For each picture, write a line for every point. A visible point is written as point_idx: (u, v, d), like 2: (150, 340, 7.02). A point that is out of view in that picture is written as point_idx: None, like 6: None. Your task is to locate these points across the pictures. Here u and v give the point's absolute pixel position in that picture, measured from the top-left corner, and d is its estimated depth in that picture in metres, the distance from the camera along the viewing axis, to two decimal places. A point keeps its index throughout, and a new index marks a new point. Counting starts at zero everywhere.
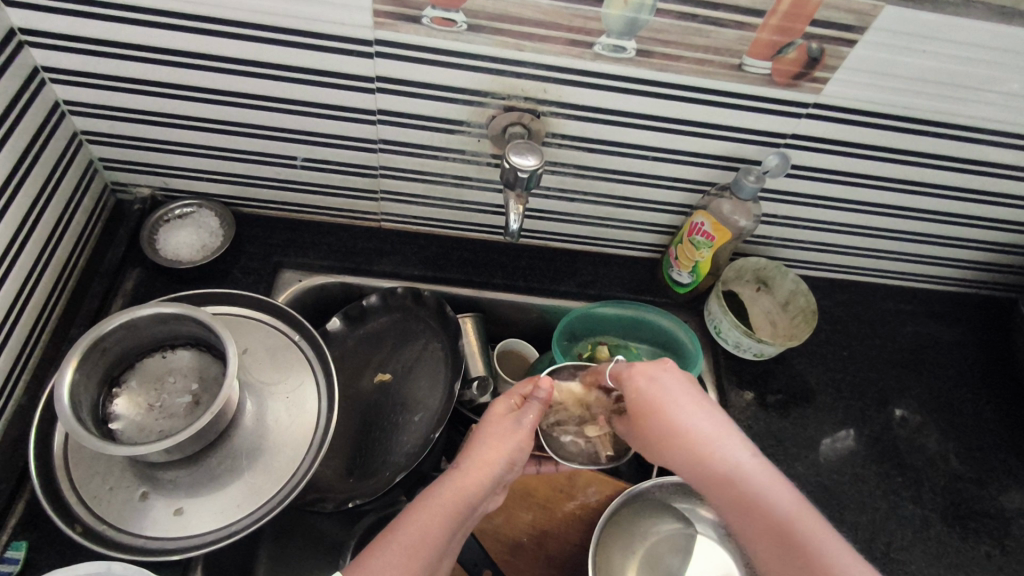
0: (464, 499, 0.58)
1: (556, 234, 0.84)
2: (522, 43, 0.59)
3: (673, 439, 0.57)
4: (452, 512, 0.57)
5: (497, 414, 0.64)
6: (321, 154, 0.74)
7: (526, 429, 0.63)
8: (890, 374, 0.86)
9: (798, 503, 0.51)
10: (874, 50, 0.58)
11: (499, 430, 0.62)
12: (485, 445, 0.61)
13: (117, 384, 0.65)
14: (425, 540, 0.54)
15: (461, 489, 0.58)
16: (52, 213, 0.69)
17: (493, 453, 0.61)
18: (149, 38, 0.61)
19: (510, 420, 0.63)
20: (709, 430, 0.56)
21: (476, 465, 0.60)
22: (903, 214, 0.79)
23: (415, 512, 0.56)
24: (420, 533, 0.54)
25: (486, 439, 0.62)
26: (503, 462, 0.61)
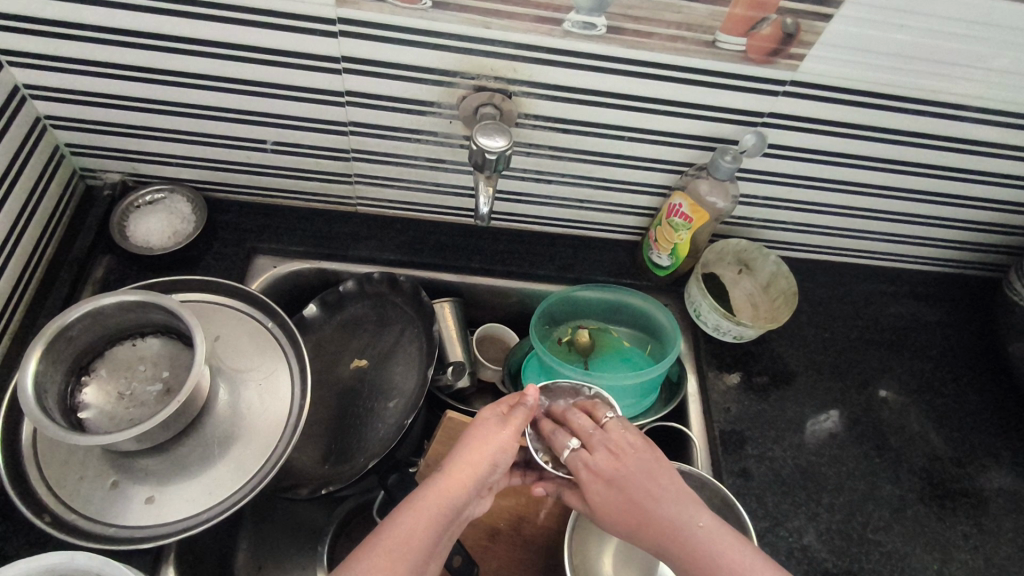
0: (451, 504, 0.57)
1: (536, 217, 0.83)
2: (489, 21, 0.57)
3: (623, 507, 0.58)
4: (438, 518, 0.56)
5: (483, 419, 0.63)
6: (291, 137, 0.72)
7: (511, 434, 0.61)
8: (871, 355, 0.85)
9: (716, 524, 0.56)
10: (850, 25, 0.57)
11: (485, 434, 0.61)
12: (470, 449, 0.60)
13: (86, 373, 0.64)
14: (409, 544, 0.54)
15: (447, 495, 0.57)
16: (17, 201, 0.68)
17: (480, 456, 0.60)
18: (107, 18, 0.59)
19: (494, 424, 0.62)
20: (653, 489, 0.58)
21: (460, 468, 0.59)
22: (885, 194, 0.78)
23: (400, 517, 0.55)
24: (405, 540, 0.54)
25: (471, 444, 0.61)
26: (489, 467, 0.60)
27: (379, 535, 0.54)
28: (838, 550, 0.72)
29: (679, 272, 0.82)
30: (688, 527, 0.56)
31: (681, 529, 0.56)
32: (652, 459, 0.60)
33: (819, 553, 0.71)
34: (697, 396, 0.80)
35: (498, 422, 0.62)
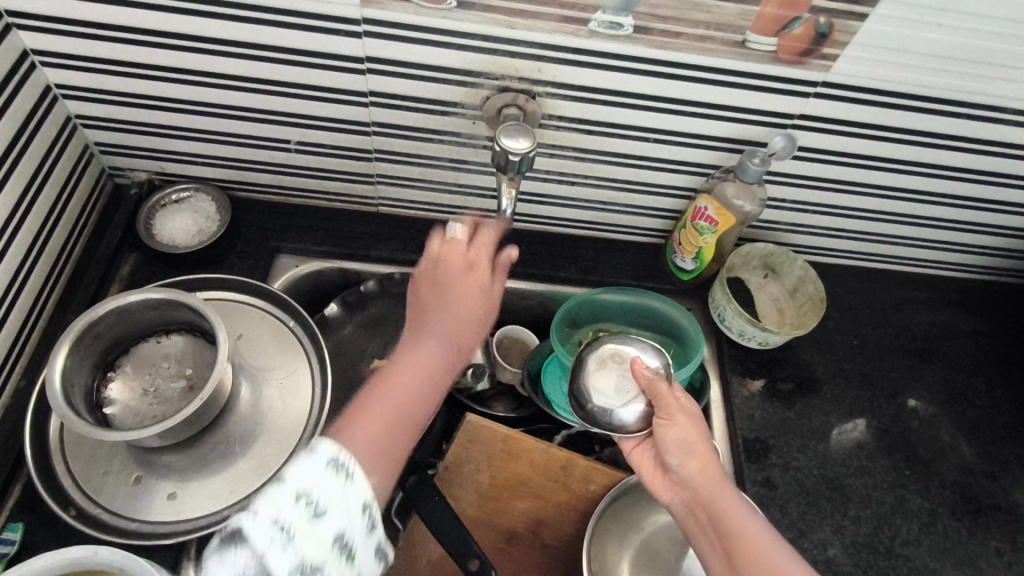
0: (441, 355, 0.60)
1: (558, 219, 0.82)
2: (514, 21, 0.57)
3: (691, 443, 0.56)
4: (433, 373, 0.59)
5: (450, 253, 0.66)
6: (315, 137, 0.72)
7: (488, 282, 0.65)
8: (901, 365, 0.83)
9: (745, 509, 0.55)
10: (886, 24, 0.55)
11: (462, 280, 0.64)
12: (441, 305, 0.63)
13: (112, 369, 0.65)
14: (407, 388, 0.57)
15: (439, 355, 0.60)
16: (47, 199, 0.69)
17: (461, 288, 0.63)
18: (136, 19, 0.60)
19: (469, 274, 0.65)
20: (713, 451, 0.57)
21: (444, 305, 0.62)
22: (919, 198, 0.75)
23: (393, 378, 0.58)
24: (390, 414, 0.55)
25: (444, 296, 0.63)
26: (469, 310, 0.63)
27: (380, 396, 0.56)
28: (864, 563, 0.70)
29: (703, 276, 0.81)
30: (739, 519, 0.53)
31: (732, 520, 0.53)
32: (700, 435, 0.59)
33: (844, 566, 0.70)
34: (722, 401, 0.78)
35: (463, 271, 0.65)
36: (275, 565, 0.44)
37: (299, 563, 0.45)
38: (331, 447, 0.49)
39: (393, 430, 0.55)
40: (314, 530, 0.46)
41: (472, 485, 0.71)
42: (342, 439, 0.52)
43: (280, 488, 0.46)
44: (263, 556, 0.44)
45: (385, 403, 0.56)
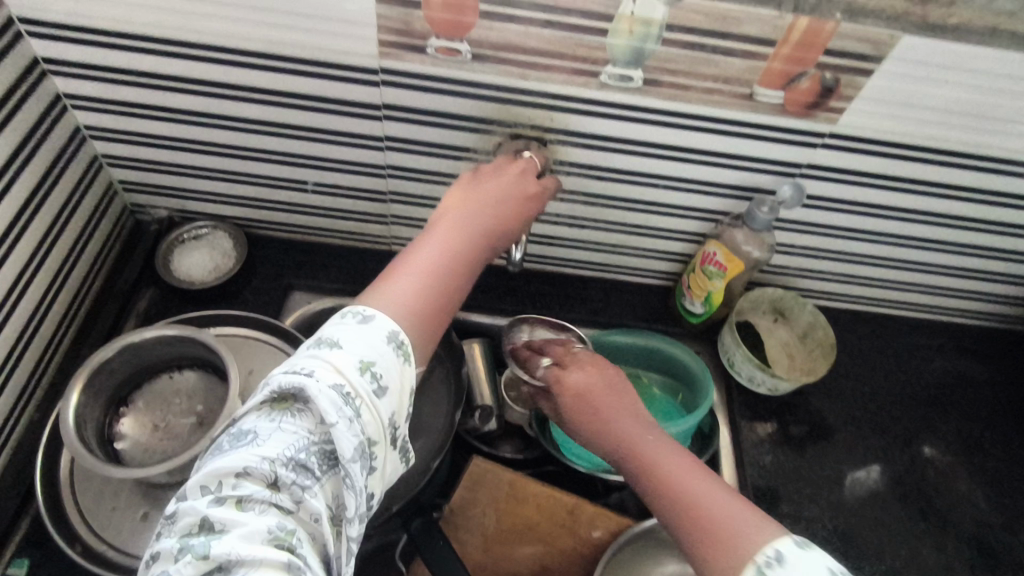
0: (500, 188, 0.57)
1: (567, 260, 0.83)
2: (527, 73, 0.58)
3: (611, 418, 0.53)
4: (473, 233, 0.54)
5: (500, 178, 0.58)
6: (331, 179, 0.74)
7: (518, 202, 0.58)
8: (915, 413, 0.82)
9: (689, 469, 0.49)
10: (890, 79, 0.56)
11: (503, 187, 0.57)
12: (485, 203, 0.56)
13: (124, 404, 0.66)
14: (451, 250, 0.53)
15: (481, 209, 0.55)
16: (69, 235, 0.71)
17: (504, 180, 0.58)
18: (162, 66, 0.62)
19: (502, 187, 0.58)
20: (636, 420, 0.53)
21: (483, 199, 0.56)
22: (928, 246, 0.75)
23: (426, 251, 0.52)
24: (443, 241, 0.53)
25: (488, 203, 0.56)
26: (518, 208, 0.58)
27: (411, 261, 0.51)
28: None
29: (713, 320, 0.81)
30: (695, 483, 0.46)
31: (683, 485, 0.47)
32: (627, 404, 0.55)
33: None
34: (731, 447, 0.77)
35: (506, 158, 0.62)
36: (342, 444, 0.42)
37: (362, 436, 0.43)
38: (389, 323, 0.47)
39: (441, 279, 0.51)
40: (378, 406, 0.44)
41: (478, 527, 0.70)
42: (373, 303, 0.48)
43: (344, 354, 0.44)
44: (333, 427, 0.42)
45: (423, 266, 0.51)
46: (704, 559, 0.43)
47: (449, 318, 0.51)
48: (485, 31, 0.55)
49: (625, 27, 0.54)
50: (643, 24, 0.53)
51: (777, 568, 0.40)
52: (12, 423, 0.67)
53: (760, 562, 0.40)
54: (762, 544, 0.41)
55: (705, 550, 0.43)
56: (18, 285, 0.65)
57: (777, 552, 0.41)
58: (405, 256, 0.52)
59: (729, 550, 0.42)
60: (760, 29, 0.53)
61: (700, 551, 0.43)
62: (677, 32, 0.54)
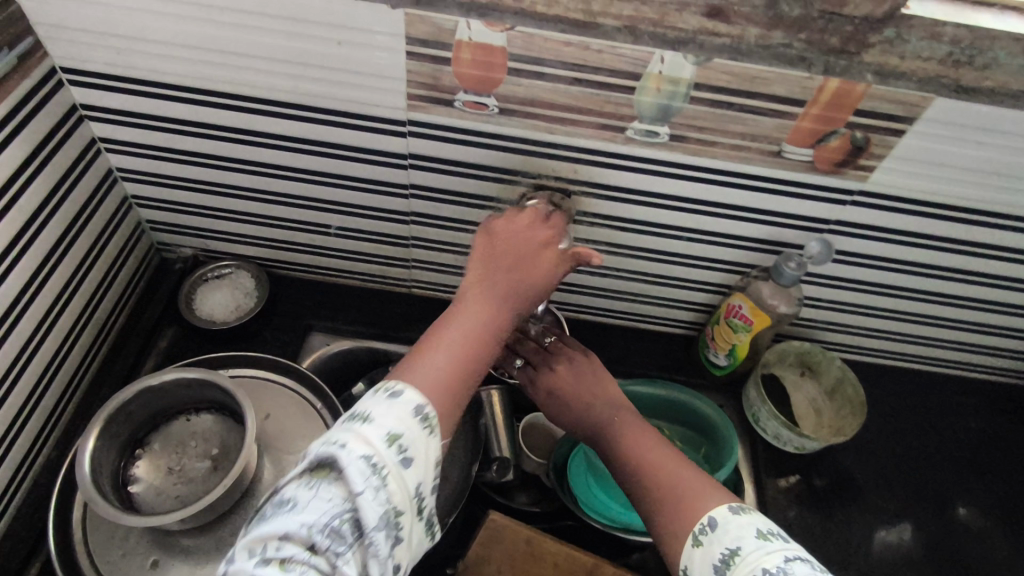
0: (524, 239, 0.56)
1: (588, 307, 0.82)
2: (553, 127, 0.59)
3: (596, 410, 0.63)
4: (505, 295, 0.52)
5: (520, 225, 0.57)
6: (354, 224, 0.75)
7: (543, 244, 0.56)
8: (948, 475, 0.79)
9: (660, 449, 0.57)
10: (923, 140, 0.56)
11: (524, 234, 0.56)
12: (511, 262, 0.54)
13: (140, 446, 0.66)
14: (482, 319, 0.50)
15: (513, 270, 0.53)
16: (96, 274, 0.72)
17: (526, 236, 0.56)
18: (195, 114, 0.64)
19: (522, 231, 0.57)
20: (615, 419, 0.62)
21: (506, 253, 0.54)
22: (960, 303, 0.74)
23: (457, 318, 0.50)
24: (473, 305, 0.51)
25: (518, 256, 0.54)
26: (544, 267, 0.55)
27: (443, 333, 0.49)
28: None
29: (737, 373, 0.79)
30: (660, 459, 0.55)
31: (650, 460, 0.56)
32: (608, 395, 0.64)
33: None
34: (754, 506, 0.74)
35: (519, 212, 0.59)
36: (369, 513, 0.41)
37: (388, 505, 0.42)
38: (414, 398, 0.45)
39: (471, 353, 0.49)
40: (404, 475, 0.43)
41: None
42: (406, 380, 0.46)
43: (373, 426, 0.43)
44: (360, 495, 0.41)
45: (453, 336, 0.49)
46: (656, 523, 0.52)
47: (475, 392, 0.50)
48: (512, 86, 0.56)
49: (654, 85, 0.54)
50: (672, 82, 0.53)
51: (710, 534, 0.49)
52: (29, 461, 0.67)
53: (698, 530, 0.49)
54: (700, 514, 0.50)
55: (661, 514, 0.52)
56: (44, 324, 0.65)
57: (712, 519, 0.49)
58: (435, 327, 0.50)
59: (676, 513, 0.51)
60: (789, 89, 0.53)
61: (654, 514, 0.53)
62: (705, 90, 0.54)
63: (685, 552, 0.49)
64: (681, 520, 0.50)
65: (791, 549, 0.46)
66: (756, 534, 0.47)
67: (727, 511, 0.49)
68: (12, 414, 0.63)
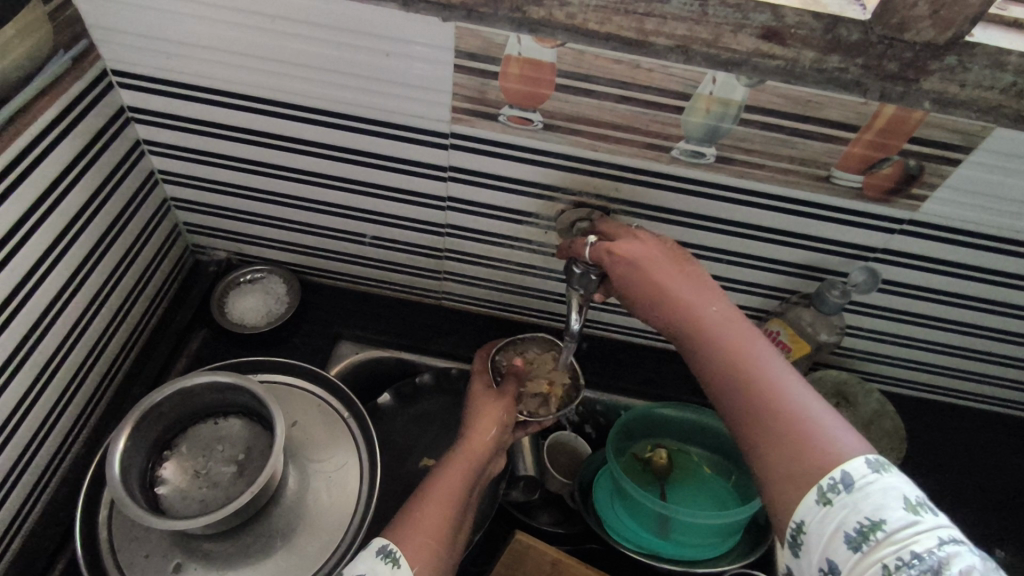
0: (489, 422, 0.63)
1: (620, 327, 0.81)
2: (597, 144, 0.58)
3: (684, 296, 0.50)
4: (478, 460, 0.61)
5: (484, 405, 0.65)
6: (389, 233, 0.75)
7: (502, 404, 0.65)
8: (990, 516, 0.76)
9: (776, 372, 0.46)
10: (980, 170, 0.54)
11: (487, 406, 0.65)
12: (482, 426, 0.63)
13: (168, 448, 0.66)
14: (458, 479, 0.58)
15: (484, 441, 0.62)
16: (132, 275, 0.72)
17: (495, 411, 0.64)
18: (239, 120, 0.64)
19: (490, 398, 0.66)
20: (718, 317, 0.49)
21: (472, 435, 0.62)
22: (1006, 338, 0.71)
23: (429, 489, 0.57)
24: (444, 481, 0.58)
25: (479, 431, 0.63)
26: (500, 427, 0.64)
27: (421, 501, 0.56)
28: None
29: None
30: (787, 391, 0.45)
31: (774, 388, 0.45)
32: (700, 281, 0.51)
33: None
34: None
35: (488, 391, 0.67)
36: None
37: None
38: (378, 542, 0.52)
39: (442, 520, 0.55)
40: None
41: None
42: (392, 537, 0.53)
43: None
44: None
45: (431, 505, 0.55)
46: (777, 471, 0.43)
47: (457, 552, 0.55)
48: (558, 103, 0.55)
49: (702, 106, 0.53)
50: (722, 103, 0.53)
51: (843, 494, 0.41)
52: (59, 458, 0.67)
53: (825, 486, 0.41)
54: (834, 467, 0.41)
55: (765, 454, 0.44)
56: (82, 321, 0.66)
57: (846, 477, 0.41)
58: (416, 492, 0.57)
59: (809, 472, 0.42)
60: (843, 113, 0.52)
61: (772, 460, 0.44)
62: (755, 113, 0.53)
63: (804, 505, 0.41)
64: (815, 476, 0.42)
65: (944, 528, 0.39)
66: (904, 506, 0.39)
67: (866, 468, 0.41)
68: (45, 411, 0.64)
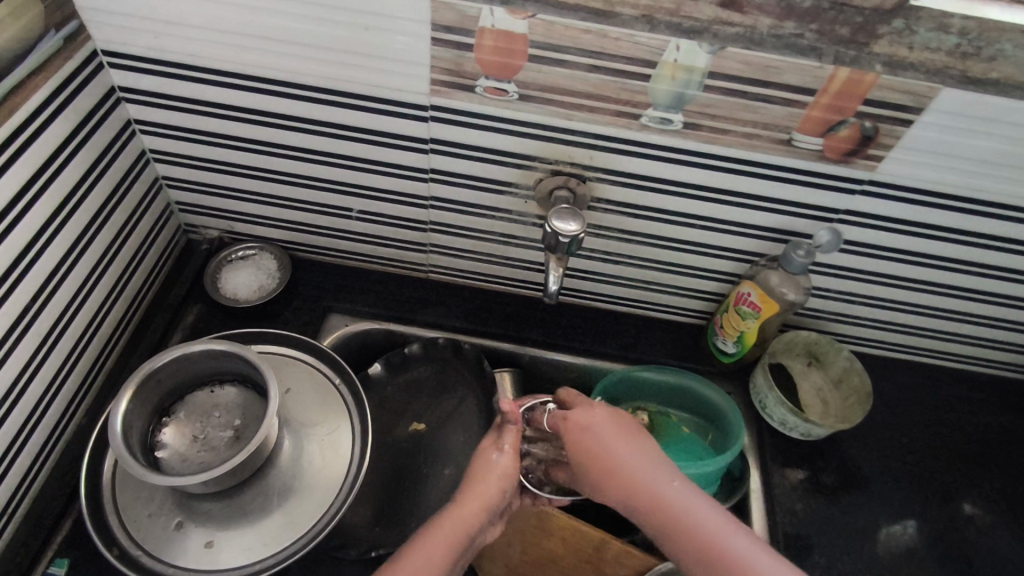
0: (492, 485, 0.63)
1: (601, 295, 0.84)
2: (571, 112, 0.61)
3: (641, 501, 0.56)
4: (468, 529, 0.60)
5: (485, 463, 0.65)
6: (375, 207, 0.77)
7: (509, 461, 0.65)
8: (955, 466, 0.81)
9: (716, 517, 0.54)
10: (932, 130, 0.57)
11: (491, 465, 0.65)
12: (479, 493, 0.62)
13: (167, 414, 0.69)
14: (448, 543, 0.58)
15: (477, 509, 0.62)
16: (127, 252, 0.75)
17: (498, 473, 0.64)
18: (226, 97, 0.66)
19: (492, 454, 0.66)
20: (672, 505, 0.55)
21: (472, 497, 0.62)
22: (968, 296, 0.75)
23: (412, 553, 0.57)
24: (432, 548, 0.58)
25: (478, 491, 0.63)
26: (497, 494, 0.63)
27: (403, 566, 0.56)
28: None
29: (745, 361, 0.81)
30: (728, 540, 0.53)
31: (721, 543, 0.53)
32: (644, 447, 0.60)
33: None
34: (760, 493, 0.76)
35: (491, 448, 0.66)
36: None
37: None
38: None
39: None
40: None
41: (502, 558, 0.73)
42: None
43: None
44: None
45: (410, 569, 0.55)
46: None
47: None
48: (532, 73, 0.58)
49: (668, 73, 0.56)
50: (686, 70, 0.55)
51: None
52: (61, 427, 0.70)
53: None
54: None
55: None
56: (79, 295, 0.68)
57: None
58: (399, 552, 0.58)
59: None
60: (801, 78, 0.55)
61: None
62: (718, 79, 0.56)
63: None
64: None
65: None
66: None
67: None
68: (47, 381, 0.66)
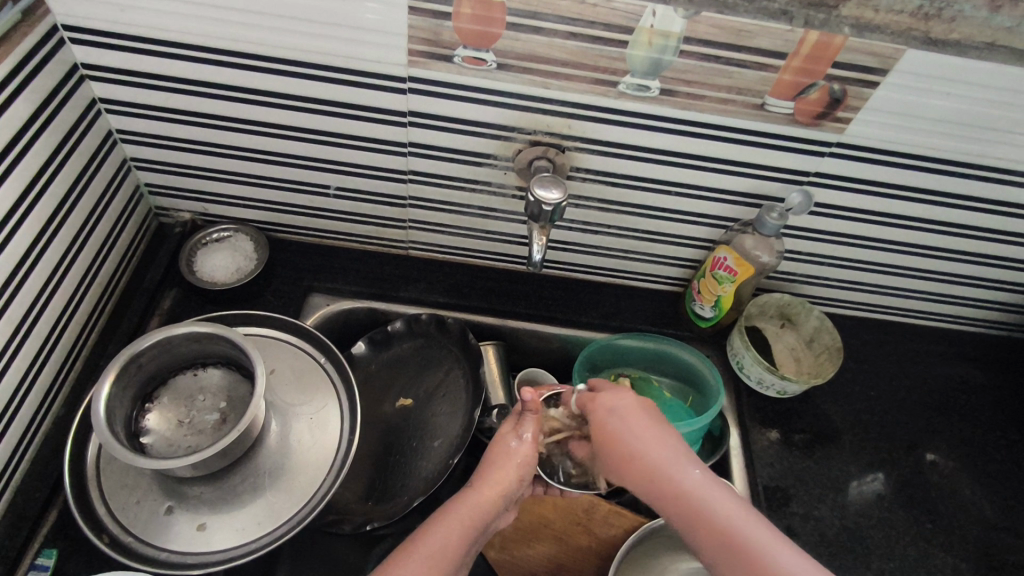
0: (509, 474, 0.65)
1: (581, 265, 0.85)
2: (549, 81, 0.61)
3: (651, 479, 0.58)
4: (485, 510, 0.62)
5: (503, 449, 0.67)
6: (354, 183, 0.76)
7: (529, 447, 0.67)
8: (920, 417, 0.85)
9: (729, 505, 0.54)
10: (897, 92, 0.59)
11: (510, 453, 0.66)
12: (497, 479, 0.64)
13: (150, 400, 0.67)
14: (463, 526, 0.60)
15: (495, 493, 0.63)
16: (98, 237, 0.73)
17: (515, 461, 0.66)
18: (197, 72, 0.65)
19: (510, 438, 0.67)
20: (685, 487, 0.56)
21: (488, 484, 0.63)
22: (929, 254, 0.78)
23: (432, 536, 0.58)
24: (451, 531, 0.59)
25: (496, 477, 0.64)
26: (515, 479, 0.65)
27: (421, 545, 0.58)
28: None
29: (722, 325, 0.83)
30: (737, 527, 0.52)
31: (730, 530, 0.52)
32: (664, 434, 0.60)
33: None
34: (740, 450, 0.79)
35: (511, 433, 0.68)
36: None
37: None
38: None
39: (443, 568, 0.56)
40: None
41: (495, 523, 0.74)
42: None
43: None
44: None
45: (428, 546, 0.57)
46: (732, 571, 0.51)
47: None
48: (509, 42, 0.58)
49: (645, 39, 0.56)
50: (662, 36, 0.56)
51: None
52: (39, 418, 0.68)
53: None
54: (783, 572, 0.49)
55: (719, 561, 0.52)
56: (52, 281, 0.67)
57: None
58: (416, 533, 0.59)
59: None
60: (772, 42, 0.56)
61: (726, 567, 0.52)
62: (694, 44, 0.57)
63: None
64: None
65: None
66: None
67: None
68: (23, 370, 0.64)
